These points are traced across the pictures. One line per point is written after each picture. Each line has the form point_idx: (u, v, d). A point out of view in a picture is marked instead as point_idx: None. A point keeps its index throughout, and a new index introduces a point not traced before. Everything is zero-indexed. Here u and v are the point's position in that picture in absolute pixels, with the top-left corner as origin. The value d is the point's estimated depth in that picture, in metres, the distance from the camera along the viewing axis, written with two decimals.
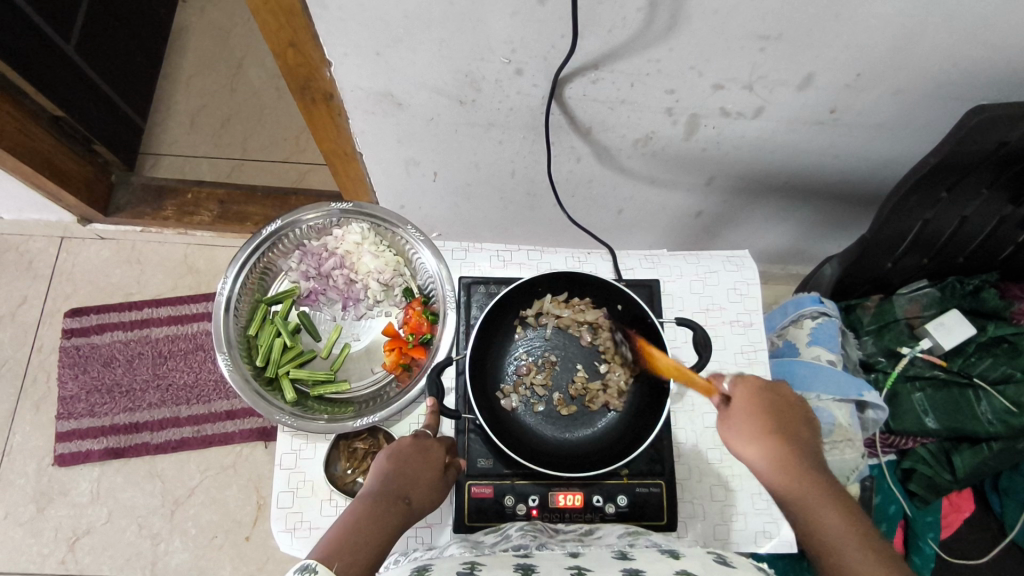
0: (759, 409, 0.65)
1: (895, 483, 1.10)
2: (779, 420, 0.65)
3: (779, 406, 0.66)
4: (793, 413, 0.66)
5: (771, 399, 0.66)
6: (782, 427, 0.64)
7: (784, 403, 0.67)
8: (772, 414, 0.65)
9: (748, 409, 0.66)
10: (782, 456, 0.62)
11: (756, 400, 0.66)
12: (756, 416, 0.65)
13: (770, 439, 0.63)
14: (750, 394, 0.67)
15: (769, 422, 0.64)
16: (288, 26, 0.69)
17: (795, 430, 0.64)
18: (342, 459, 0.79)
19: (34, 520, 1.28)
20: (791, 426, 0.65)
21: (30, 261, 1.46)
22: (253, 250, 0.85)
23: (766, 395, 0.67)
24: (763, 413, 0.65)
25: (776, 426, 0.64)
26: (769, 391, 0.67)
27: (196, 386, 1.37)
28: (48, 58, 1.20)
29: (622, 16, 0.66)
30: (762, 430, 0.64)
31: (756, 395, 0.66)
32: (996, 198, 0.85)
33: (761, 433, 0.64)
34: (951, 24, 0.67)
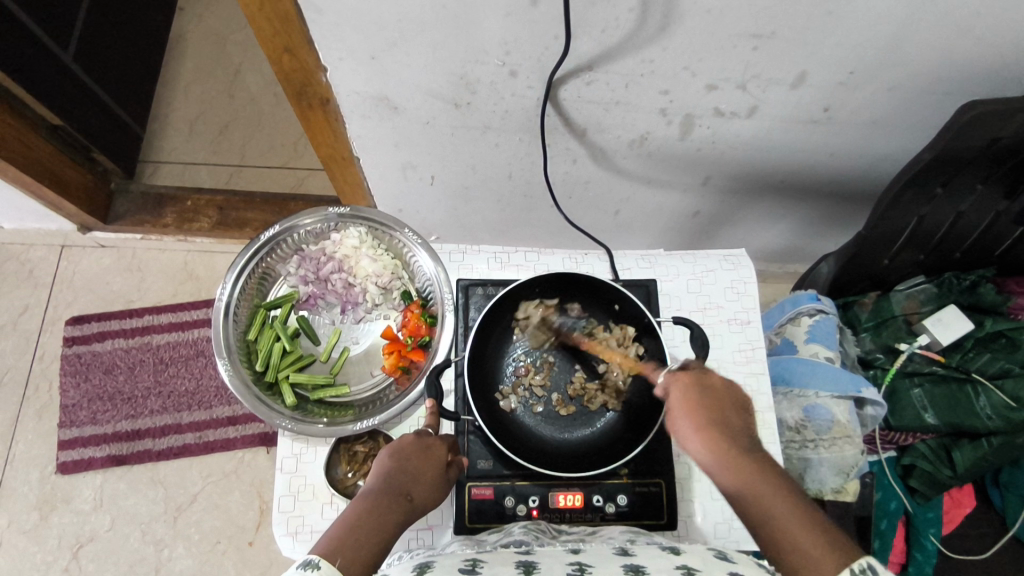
0: (695, 401, 0.63)
1: (894, 480, 1.10)
2: (717, 410, 0.63)
3: (716, 395, 0.64)
4: (731, 403, 0.64)
5: (706, 388, 0.64)
6: (721, 417, 0.62)
7: (722, 390, 0.64)
8: (711, 405, 0.63)
9: (685, 403, 0.63)
10: (723, 447, 0.59)
11: (693, 390, 0.64)
12: (692, 408, 0.63)
13: (711, 431, 0.61)
14: (685, 386, 0.64)
15: (708, 413, 0.62)
16: (283, 32, 0.69)
17: (733, 418, 0.62)
18: (342, 463, 0.78)
19: (37, 528, 1.28)
20: (729, 415, 0.63)
21: (31, 269, 1.46)
22: (252, 256, 0.86)
23: (701, 385, 0.64)
24: (700, 404, 0.63)
25: (716, 417, 0.62)
26: (704, 379, 0.65)
27: (198, 392, 1.38)
28: (46, 66, 1.21)
29: (615, 17, 0.66)
30: (702, 422, 0.61)
31: (691, 387, 0.64)
32: (991, 193, 0.85)
33: (701, 426, 0.61)
34: (942, 20, 0.67)
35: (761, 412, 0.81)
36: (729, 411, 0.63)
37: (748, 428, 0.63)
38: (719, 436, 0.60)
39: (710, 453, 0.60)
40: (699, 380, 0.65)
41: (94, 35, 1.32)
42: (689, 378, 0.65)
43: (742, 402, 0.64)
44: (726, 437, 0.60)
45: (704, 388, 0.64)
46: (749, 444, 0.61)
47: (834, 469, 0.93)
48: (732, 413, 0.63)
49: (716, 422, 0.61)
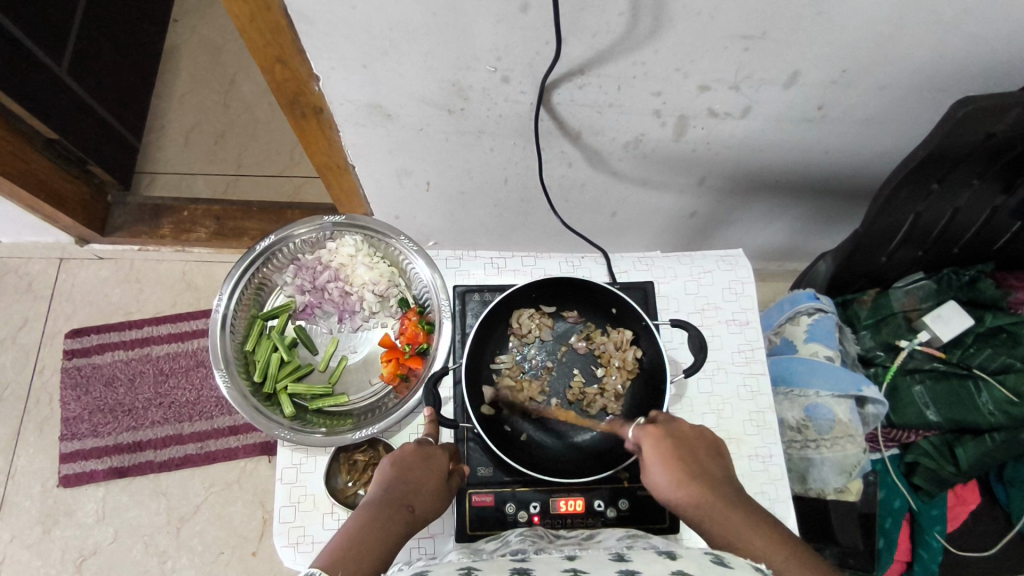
0: (668, 453, 0.63)
1: (899, 477, 1.09)
2: (690, 458, 0.63)
3: (687, 442, 0.65)
4: (703, 450, 0.64)
5: (676, 437, 0.65)
6: (695, 465, 0.62)
7: (692, 438, 0.65)
8: (685, 456, 0.63)
9: (658, 454, 0.64)
10: (702, 497, 0.60)
11: (664, 441, 0.64)
12: (666, 460, 0.63)
13: (689, 481, 0.61)
14: (655, 438, 0.65)
15: (682, 464, 0.62)
16: (274, 44, 0.69)
17: (707, 464, 0.63)
18: (342, 472, 0.79)
19: (40, 542, 1.28)
20: (702, 462, 0.63)
21: (30, 283, 1.46)
22: (248, 266, 0.86)
23: (671, 434, 0.65)
24: (673, 455, 0.63)
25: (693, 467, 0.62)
26: (674, 428, 0.66)
27: (198, 403, 1.38)
28: (41, 81, 1.21)
29: (605, 22, 0.66)
30: (677, 473, 0.62)
31: (661, 437, 0.64)
32: (987, 188, 0.85)
33: (678, 477, 0.61)
34: (934, 17, 0.67)
35: (761, 413, 0.81)
36: (703, 457, 0.63)
37: (724, 472, 0.63)
38: (696, 486, 0.60)
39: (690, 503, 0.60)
40: (668, 429, 0.65)
41: (88, 48, 1.32)
42: (658, 430, 0.65)
43: (714, 446, 0.65)
44: (704, 484, 0.61)
45: (674, 438, 0.64)
46: (728, 489, 0.61)
47: (838, 468, 0.94)
48: (705, 459, 0.63)
49: (691, 471, 0.62)
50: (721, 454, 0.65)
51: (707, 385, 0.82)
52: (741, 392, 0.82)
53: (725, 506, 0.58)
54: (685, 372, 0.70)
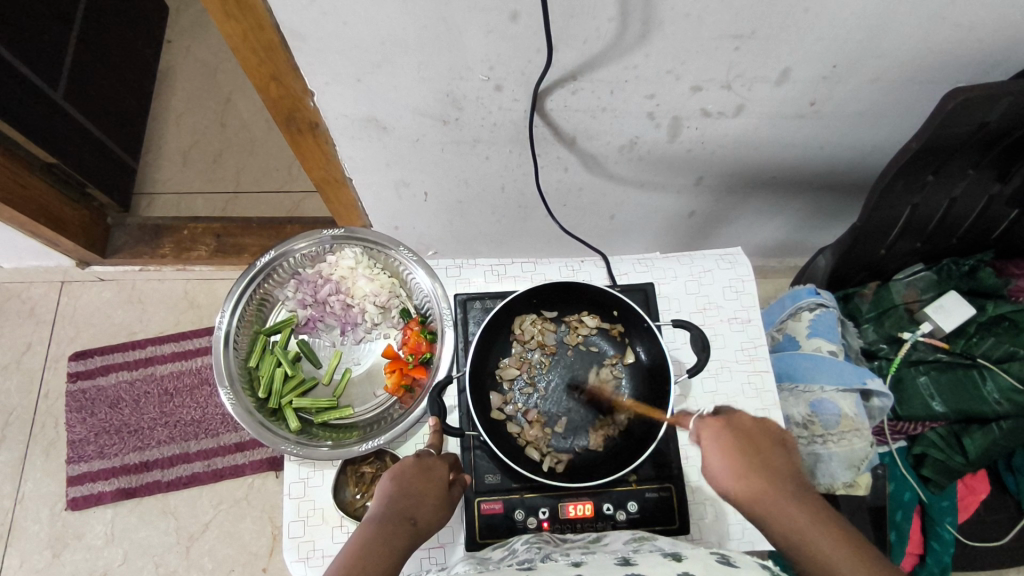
0: (731, 444, 0.62)
1: (907, 469, 1.08)
2: (753, 448, 0.61)
3: (753, 434, 0.63)
4: (764, 444, 0.62)
5: (739, 428, 0.64)
6: (761, 460, 0.60)
7: (757, 432, 0.63)
8: (743, 448, 0.61)
9: (720, 443, 0.62)
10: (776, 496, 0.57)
11: (724, 431, 0.63)
12: (723, 448, 0.62)
13: (751, 471, 0.59)
14: (716, 429, 0.63)
15: (748, 457, 0.61)
16: (268, 61, 0.70)
17: (771, 456, 0.61)
18: (349, 485, 0.78)
19: (50, 566, 1.27)
20: (764, 452, 0.61)
21: (32, 307, 1.47)
22: (249, 283, 0.86)
23: (736, 425, 0.64)
24: (737, 447, 0.62)
25: (752, 459, 0.60)
26: (739, 419, 0.64)
27: (204, 421, 1.38)
28: (38, 106, 1.22)
29: (595, 27, 0.67)
30: (738, 461, 0.60)
31: (724, 427, 0.63)
32: (983, 177, 0.85)
33: (737, 467, 0.60)
34: (918, 13, 0.68)
35: (767, 410, 0.81)
36: (771, 449, 0.62)
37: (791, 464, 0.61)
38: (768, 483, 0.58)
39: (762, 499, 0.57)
40: (730, 421, 0.64)
41: (84, 73, 1.34)
42: (721, 419, 0.64)
43: (781, 438, 0.63)
44: (773, 479, 0.58)
45: (738, 429, 0.63)
46: (795, 483, 0.58)
47: (845, 463, 0.91)
48: (769, 450, 0.61)
49: (760, 466, 0.60)
50: (789, 449, 0.63)
51: (711, 384, 0.82)
52: (744, 389, 0.82)
53: (799, 508, 0.55)
54: (687, 373, 0.70)
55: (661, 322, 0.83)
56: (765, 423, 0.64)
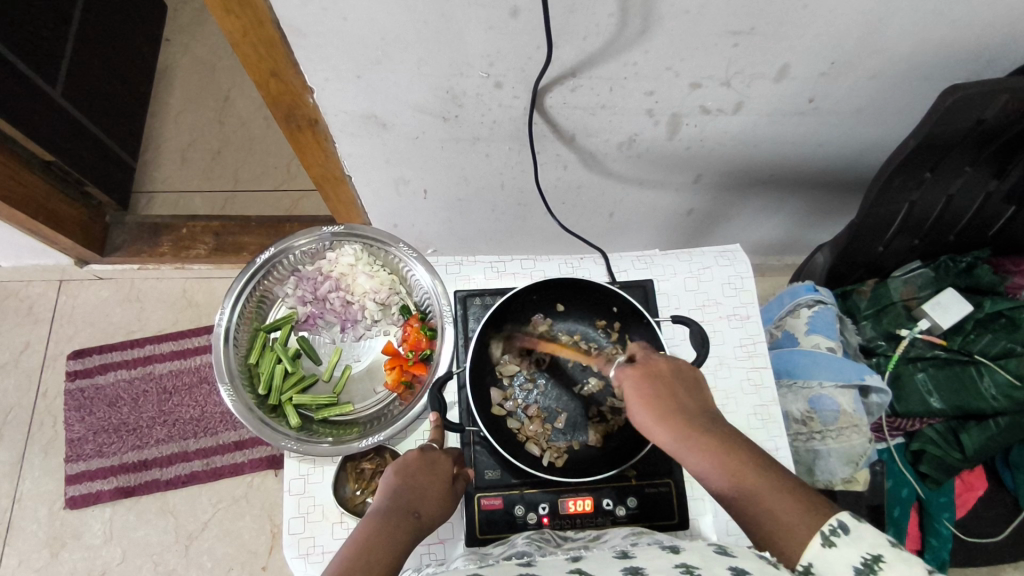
0: (652, 394, 0.60)
1: (905, 466, 1.09)
2: (671, 394, 0.60)
3: (669, 379, 0.61)
4: (681, 388, 0.61)
5: (656, 375, 0.62)
6: (678, 404, 0.59)
7: (671, 375, 0.62)
8: (665, 397, 0.60)
9: (641, 395, 0.61)
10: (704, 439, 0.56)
11: (637, 386, 0.62)
12: (646, 399, 0.60)
13: (677, 419, 0.58)
14: (637, 381, 0.62)
15: (671, 404, 0.59)
16: (268, 57, 0.70)
17: (688, 399, 0.60)
18: (349, 482, 0.77)
19: (48, 565, 1.27)
20: (682, 396, 0.60)
21: (30, 306, 1.46)
22: (249, 279, 0.86)
23: (653, 373, 0.62)
24: (658, 396, 0.60)
25: (675, 406, 0.59)
26: (653, 365, 0.63)
27: (202, 419, 1.38)
28: (37, 104, 1.22)
29: (595, 23, 0.67)
30: (662, 411, 0.59)
31: (643, 378, 0.61)
32: (980, 174, 0.86)
33: (663, 417, 0.59)
34: (916, 9, 0.68)
35: (767, 406, 0.81)
36: (687, 392, 0.60)
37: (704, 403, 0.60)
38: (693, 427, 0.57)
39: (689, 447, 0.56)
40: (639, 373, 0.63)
41: (82, 71, 1.34)
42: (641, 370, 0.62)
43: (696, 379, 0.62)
44: (698, 424, 0.57)
45: (655, 378, 0.61)
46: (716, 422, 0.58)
47: (844, 459, 0.93)
48: (686, 393, 0.60)
49: (679, 412, 0.58)
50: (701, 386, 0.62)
51: (710, 380, 0.82)
52: (744, 385, 0.82)
53: (729, 449, 0.55)
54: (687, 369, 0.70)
55: (661, 318, 0.83)
56: (677, 364, 0.63)
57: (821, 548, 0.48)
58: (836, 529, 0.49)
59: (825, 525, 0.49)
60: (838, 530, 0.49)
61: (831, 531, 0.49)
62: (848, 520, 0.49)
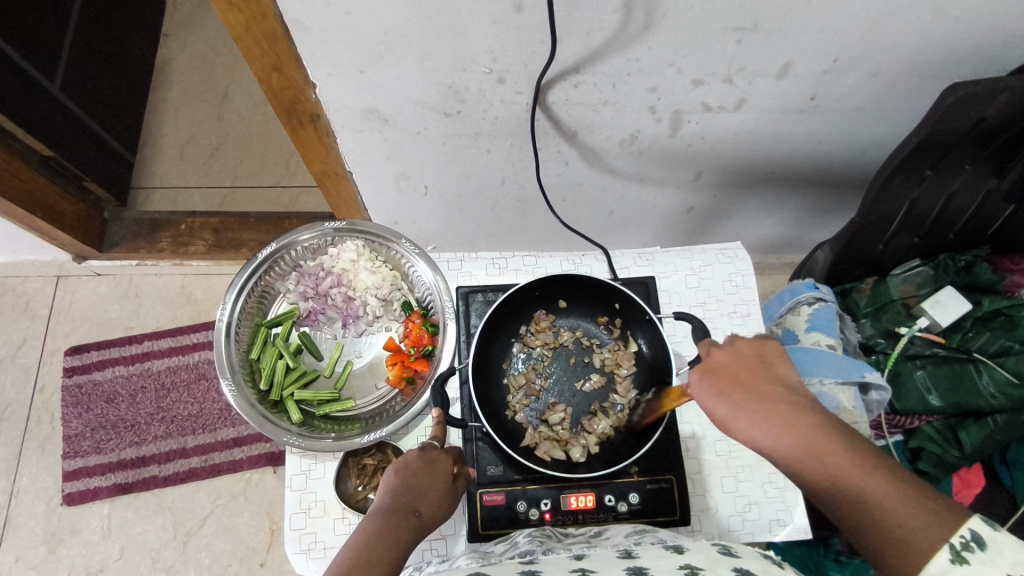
0: (726, 386, 0.58)
1: (904, 463, 1.09)
2: (746, 384, 0.58)
3: (739, 370, 0.59)
4: (755, 375, 0.59)
5: (720, 368, 0.60)
6: (763, 395, 0.57)
7: (737, 365, 0.60)
8: (741, 387, 0.58)
9: (715, 388, 0.59)
10: (805, 435, 0.53)
11: (711, 376, 0.59)
12: (719, 392, 0.58)
13: (758, 410, 0.56)
14: (703, 377, 0.60)
15: (748, 395, 0.57)
16: (271, 51, 0.70)
17: (763, 386, 0.58)
18: (351, 477, 0.78)
19: (46, 561, 1.27)
20: (756, 383, 0.58)
21: (27, 301, 1.46)
22: (250, 274, 0.86)
23: (721, 367, 0.60)
24: (729, 388, 0.58)
25: (751, 396, 0.57)
26: (716, 359, 0.61)
27: (201, 416, 1.37)
28: (35, 98, 1.21)
29: (599, 19, 0.67)
30: (740, 403, 0.57)
31: (710, 373, 0.60)
32: (981, 172, 0.86)
33: (743, 408, 0.56)
34: (917, 8, 0.69)
35: None
36: (761, 379, 0.58)
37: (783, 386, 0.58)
38: (790, 420, 0.54)
39: (785, 442, 0.54)
40: (708, 363, 0.61)
41: (80, 66, 1.33)
42: (707, 364, 0.60)
43: (767, 365, 0.60)
44: (784, 411, 0.55)
45: (723, 371, 0.59)
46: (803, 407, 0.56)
47: None
48: (759, 380, 0.58)
49: (767, 403, 0.56)
50: (775, 370, 0.60)
51: None
52: None
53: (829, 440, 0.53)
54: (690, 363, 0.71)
55: (662, 315, 0.84)
56: (747, 350, 0.61)
57: (953, 563, 0.46)
58: (969, 543, 0.46)
59: (953, 539, 0.47)
60: (972, 545, 0.46)
61: (962, 544, 0.47)
62: (983, 534, 0.46)
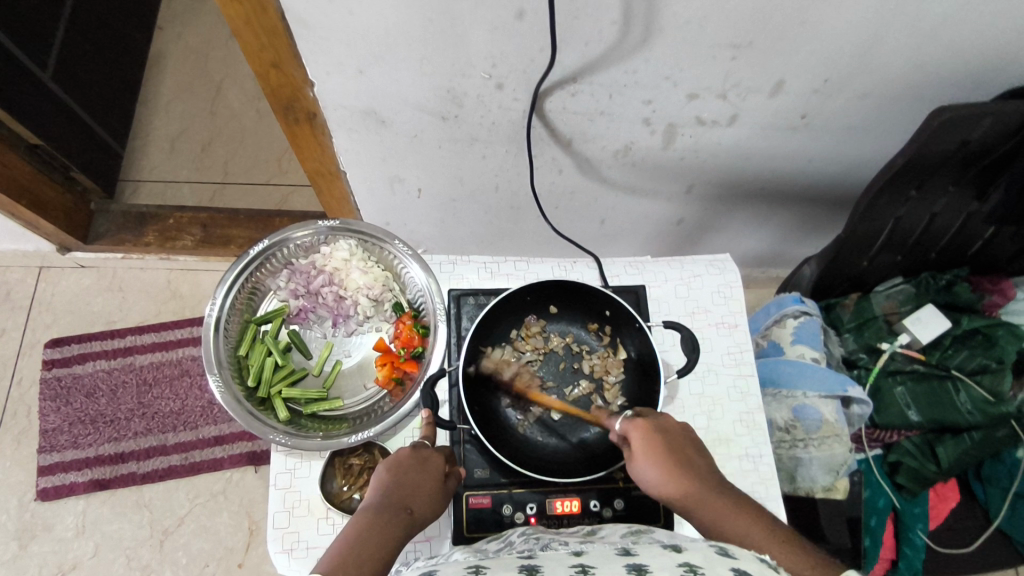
0: (656, 446, 0.64)
1: (883, 477, 1.11)
2: (673, 449, 0.64)
3: (671, 437, 0.66)
4: (682, 446, 0.65)
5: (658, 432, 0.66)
6: (687, 461, 0.64)
7: (673, 433, 0.66)
8: (667, 450, 0.64)
9: (646, 447, 0.65)
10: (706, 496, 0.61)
11: (648, 435, 0.65)
12: (647, 451, 0.65)
13: (674, 469, 0.63)
14: (642, 432, 0.66)
15: (670, 456, 0.64)
16: (270, 47, 0.70)
17: (688, 454, 0.64)
18: (337, 477, 0.78)
19: (17, 558, 1.24)
20: (682, 452, 0.65)
21: (8, 292, 1.44)
22: (242, 269, 0.85)
23: (654, 431, 0.66)
24: (660, 448, 0.64)
25: (672, 458, 0.64)
26: (657, 423, 0.67)
27: (183, 413, 1.36)
28: (24, 85, 1.19)
29: (599, 30, 0.68)
30: (661, 462, 0.63)
31: (646, 433, 0.66)
32: (963, 195, 0.88)
33: (662, 467, 0.63)
34: (909, 30, 0.70)
35: (751, 414, 0.82)
36: (687, 449, 0.65)
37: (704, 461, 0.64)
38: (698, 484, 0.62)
39: (698, 503, 0.61)
40: (652, 424, 0.67)
41: (73, 56, 1.32)
42: (643, 426, 0.66)
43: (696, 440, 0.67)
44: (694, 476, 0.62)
45: (658, 434, 0.66)
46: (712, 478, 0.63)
47: (826, 467, 0.96)
48: (686, 450, 0.65)
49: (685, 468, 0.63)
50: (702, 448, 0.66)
51: (697, 386, 0.83)
52: (729, 393, 0.83)
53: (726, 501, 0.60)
54: (678, 374, 0.73)
55: (652, 323, 0.84)
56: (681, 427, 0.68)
57: None
58: None
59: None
60: None
61: None
62: None
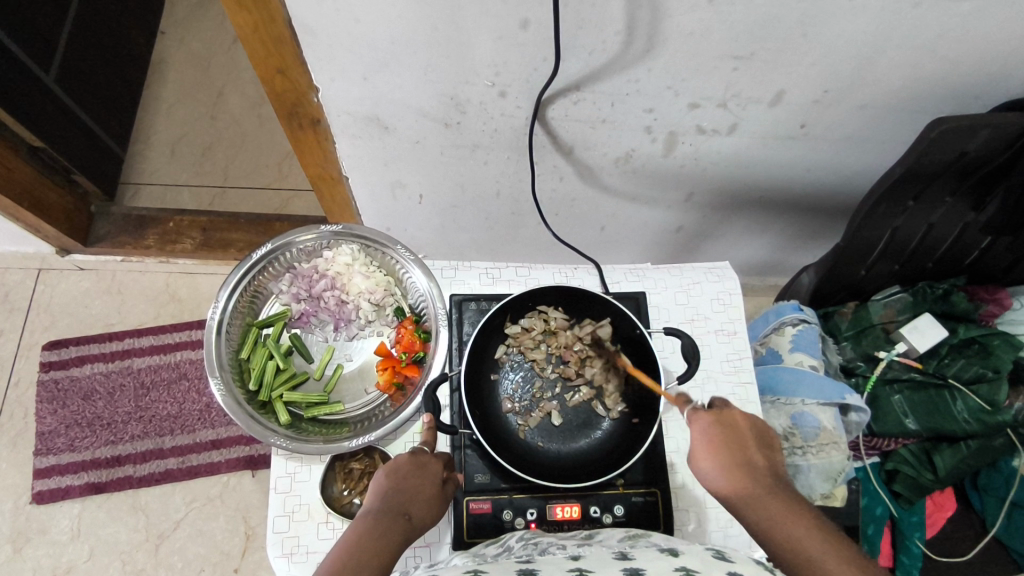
0: (718, 440, 0.61)
1: (880, 485, 1.13)
2: (739, 445, 0.61)
3: (738, 433, 0.62)
4: (748, 442, 0.62)
5: (725, 425, 0.63)
6: (750, 460, 0.60)
7: (742, 429, 0.63)
8: (729, 445, 0.61)
9: (708, 440, 0.62)
10: (767, 498, 0.57)
11: (713, 426, 0.62)
12: (709, 443, 0.61)
13: (734, 466, 0.59)
14: (706, 423, 0.63)
15: (733, 452, 0.60)
16: (276, 53, 0.70)
17: (752, 452, 0.61)
18: (337, 481, 0.78)
19: (11, 561, 1.23)
20: (747, 449, 0.61)
21: (6, 294, 1.43)
22: (244, 273, 0.85)
23: (722, 423, 0.63)
24: (723, 443, 0.61)
25: (734, 455, 0.60)
26: (724, 415, 0.63)
27: (180, 416, 1.35)
28: (27, 88, 1.20)
29: (602, 39, 0.69)
30: (723, 457, 0.60)
31: (712, 423, 0.62)
32: (960, 205, 0.89)
33: (721, 462, 0.60)
34: (908, 43, 0.71)
35: None
36: (753, 446, 0.62)
37: (771, 462, 0.61)
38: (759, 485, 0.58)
39: (754, 502, 0.57)
40: (720, 416, 0.63)
41: (76, 59, 1.32)
42: (709, 415, 0.63)
43: (767, 439, 0.63)
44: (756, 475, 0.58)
45: (725, 427, 0.62)
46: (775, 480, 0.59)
47: (823, 475, 0.94)
48: (752, 448, 0.61)
49: (748, 465, 0.59)
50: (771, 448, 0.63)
51: (697, 394, 0.84)
52: (728, 400, 0.84)
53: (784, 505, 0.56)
54: (679, 380, 0.73)
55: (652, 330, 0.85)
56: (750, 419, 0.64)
57: None
58: None
59: None
60: None
61: None
62: None
